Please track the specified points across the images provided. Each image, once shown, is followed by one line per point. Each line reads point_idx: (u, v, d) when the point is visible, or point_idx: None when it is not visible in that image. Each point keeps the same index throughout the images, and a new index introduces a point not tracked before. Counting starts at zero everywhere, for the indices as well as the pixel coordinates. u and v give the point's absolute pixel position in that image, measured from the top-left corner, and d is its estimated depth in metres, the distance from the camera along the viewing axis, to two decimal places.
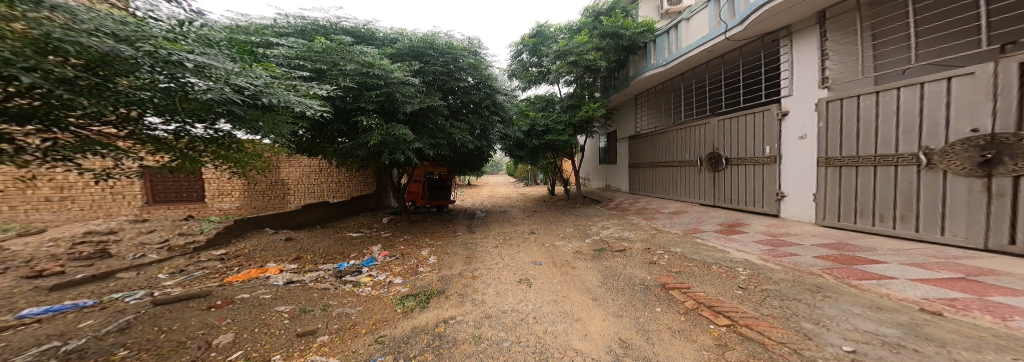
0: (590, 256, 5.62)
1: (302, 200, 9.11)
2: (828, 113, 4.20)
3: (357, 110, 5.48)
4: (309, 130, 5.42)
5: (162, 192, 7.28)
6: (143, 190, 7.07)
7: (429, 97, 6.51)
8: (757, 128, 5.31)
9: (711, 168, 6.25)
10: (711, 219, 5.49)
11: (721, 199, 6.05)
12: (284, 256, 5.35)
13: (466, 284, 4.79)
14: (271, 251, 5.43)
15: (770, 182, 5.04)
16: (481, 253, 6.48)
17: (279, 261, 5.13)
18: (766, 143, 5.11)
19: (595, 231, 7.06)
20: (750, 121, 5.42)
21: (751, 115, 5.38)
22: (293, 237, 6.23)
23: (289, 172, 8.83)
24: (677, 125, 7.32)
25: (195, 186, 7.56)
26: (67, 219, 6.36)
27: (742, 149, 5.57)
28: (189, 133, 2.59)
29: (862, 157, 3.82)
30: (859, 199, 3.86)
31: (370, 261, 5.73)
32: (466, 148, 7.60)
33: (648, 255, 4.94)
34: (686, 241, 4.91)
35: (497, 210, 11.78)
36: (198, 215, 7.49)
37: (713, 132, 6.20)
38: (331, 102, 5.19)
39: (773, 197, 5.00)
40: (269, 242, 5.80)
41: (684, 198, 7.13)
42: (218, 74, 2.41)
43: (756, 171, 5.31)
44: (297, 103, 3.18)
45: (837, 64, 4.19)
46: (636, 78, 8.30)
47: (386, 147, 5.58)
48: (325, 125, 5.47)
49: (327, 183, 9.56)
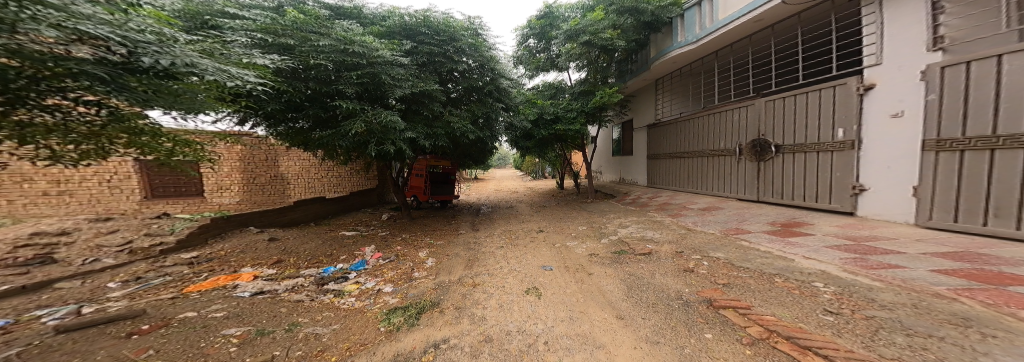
0: (609, 261, 4.85)
1: (301, 194, 8.71)
2: (944, 81, 3.24)
3: (341, 94, 4.86)
4: (284, 114, 4.73)
5: (161, 186, 6.79)
6: (141, 184, 6.58)
7: (424, 81, 5.86)
8: (821, 108, 4.42)
9: (755, 157, 5.37)
10: (755, 217, 4.61)
11: (766, 194, 5.20)
12: (263, 259, 4.77)
13: (465, 295, 4.11)
14: (250, 254, 4.85)
15: (844, 173, 4.14)
16: (484, 255, 5.81)
17: (256, 265, 4.55)
18: (838, 125, 4.21)
19: (611, 230, 6.27)
20: (812, 100, 4.52)
21: (816, 91, 4.47)
22: (278, 237, 5.63)
23: (286, 164, 8.36)
24: (709, 110, 6.44)
25: (195, 180, 7.13)
26: (71, 213, 5.96)
27: (800, 133, 4.68)
28: (50, 106, 1.94)
29: (1003, 137, 2.89)
30: (996, 193, 2.93)
31: (360, 265, 5.13)
32: (467, 140, 6.92)
33: (680, 261, 4.13)
34: (728, 244, 4.06)
35: (504, 205, 11.08)
36: (193, 211, 7.08)
37: (759, 115, 5.30)
38: (304, 83, 4.53)
39: (845, 191, 4.13)
40: (251, 242, 5.23)
41: (717, 192, 6.29)
42: (46, 15, 1.70)
43: (820, 159, 4.42)
44: (213, 70, 2.48)
45: (959, 19, 3.24)
46: (657, 59, 7.40)
47: (371, 134, 4.94)
48: (302, 107, 4.81)
49: (326, 178, 9.14)
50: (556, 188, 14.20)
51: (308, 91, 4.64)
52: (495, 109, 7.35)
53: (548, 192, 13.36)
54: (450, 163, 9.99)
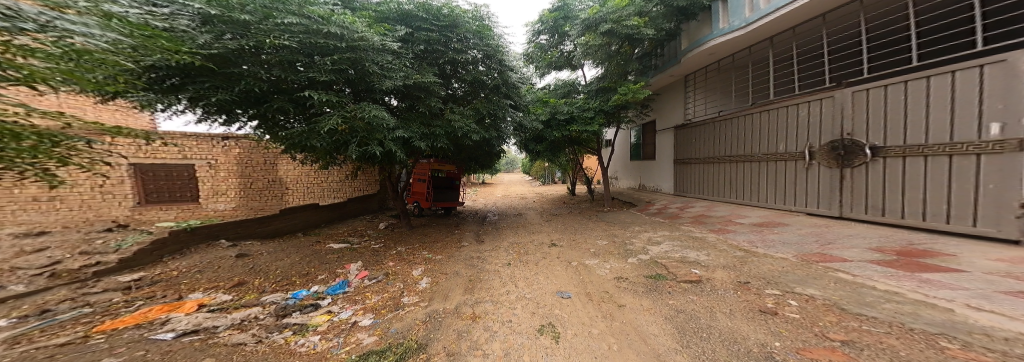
0: (644, 289, 3.80)
1: (300, 200, 7.94)
2: None
3: (322, 86, 4.06)
4: (245, 106, 3.83)
5: (156, 191, 6.30)
6: (135, 189, 6.10)
7: (420, 71, 5.09)
8: (956, 97, 3.24)
9: (837, 162, 4.23)
10: (847, 240, 3.55)
11: (861, 207, 4.02)
12: (221, 282, 3.95)
13: (462, 333, 3.14)
14: (207, 275, 4.06)
15: (1002, 185, 2.94)
16: (488, 275, 4.85)
17: (209, 289, 3.72)
18: (990, 118, 3.02)
19: (640, 248, 5.09)
20: (940, 86, 3.34)
21: (950, 74, 3.27)
22: (248, 252, 4.85)
23: (286, 169, 7.60)
24: (762, 106, 5.36)
25: (189, 184, 6.57)
26: (61, 221, 5.47)
27: (918, 131, 3.51)
28: None
29: None
30: None
31: (340, 288, 4.26)
32: (469, 141, 6.07)
33: (752, 296, 3.05)
34: (822, 277, 3.02)
35: (512, 213, 10.11)
36: (188, 217, 6.56)
37: (847, 109, 4.15)
38: (269, 70, 3.69)
39: (1005, 210, 2.92)
40: (213, 259, 4.47)
41: (773, 204, 5.18)
42: None
43: (954, 165, 3.24)
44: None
45: None
46: (691, 51, 6.40)
47: (351, 133, 4.13)
48: (267, 100, 3.93)
49: (328, 183, 8.39)
50: (568, 194, 13.13)
51: (275, 80, 3.80)
52: (502, 107, 6.48)
53: (559, 199, 12.30)
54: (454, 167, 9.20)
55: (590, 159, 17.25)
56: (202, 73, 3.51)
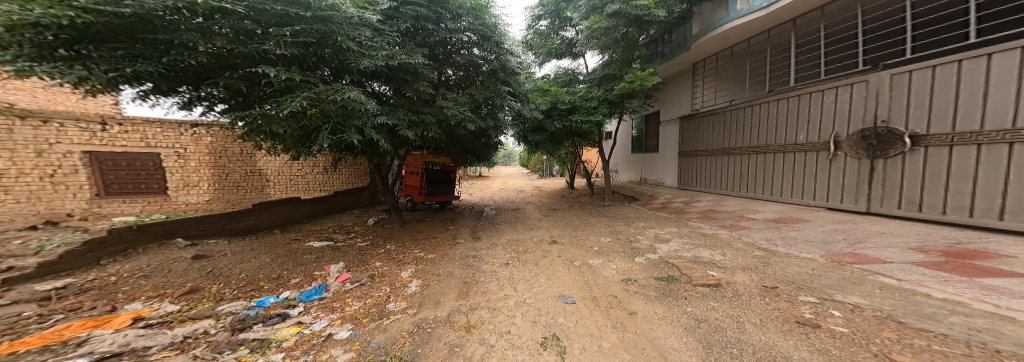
0: (657, 293, 3.42)
1: (282, 193, 7.30)
2: None
3: (276, 60, 3.51)
4: (180, 80, 3.30)
5: (118, 181, 5.60)
6: (92, 179, 5.40)
7: (406, 51, 4.56)
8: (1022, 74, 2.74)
9: (868, 152, 3.81)
10: (881, 238, 3.23)
11: (889, 202, 3.65)
12: (169, 288, 3.42)
13: (454, 347, 2.69)
14: (153, 280, 3.54)
15: None
16: (484, 276, 4.42)
17: (152, 298, 3.19)
18: None
19: (648, 246, 4.70)
20: (1005, 64, 2.83)
21: (1019, 49, 2.76)
22: (206, 254, 4.32)
23: (266, 159, 6.97)
24: (778, 93, 5.03)
25: (156, 175, 5.88)
26: (5, 215, 4.80)
27: (972, 117, 3.04)
28: None
29: None
30: None
31: (316, 292, 3.75)
32: (464, 130, 5.57)
33: (784, 304, 2.68)
34: (863, 282, 2.68)
35: (510, 207, 9.65)
36: (160, 211, 5.90)
37: (884, 94, 3.68)
38: (208, 39, 3.08)
39: None
40: (165, 261, 3.97)
41: (789, 198, 4.81)
42: None
43: (1015, 155, 2.79)
44: None
45: None
46: (703, 36, 5.98)
47: (324, 118, 3.57)
48: (208, 76, 3.41)
49: (312, 175, 7.83)
50: (567, 188, 12.73)
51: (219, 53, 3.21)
52: (501, 94, 5.98)
53: (558, 193, 11.91)
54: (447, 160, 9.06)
55: (591, 151, 16.90)
56: (116, 38, 2.92)
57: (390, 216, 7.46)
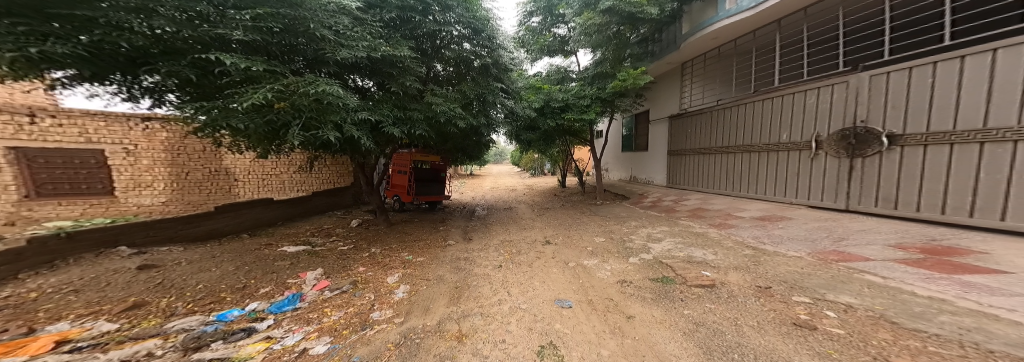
0: (653, 295, 3.38)
1: (253, 194, 6.65)
2: None
3: (232, 47, 3.13)
4: (110, 66, 2.80)
5: (51, 180, 4.73)
6: (15, 177, 4.51)
7: (392, 43, 4.23)
8: (993, 78, 2.91)
9: (846, 152, 4.02)
10: (862, 235, 3.34)
11: (867, 200, 3.84)
12: (107, 304, 2.97)
13: (445, 360, 2.49)
14: (86, 295, 3.07)
15: None
16: (477, 280, 4.24)
17: (83, 316, 2.75)
18: None
19: (640, 246, 4.78)
20: (978, 67, 3.02)
21: (990, 52, 2.93)
22: (155, 263, 3.83)
23: (235, 158, 6.35)
24: (766, 94, 5.22)
25: (99, 175, 5.03)
26: None
27: (945, 118, 3.22)
28: None
29: None
30: None
31: (289, 302, 3.41)
32: (454, 128, 5.35)
33: (778, 305, 2.68)
34: (850, 280, 2.72)
35: (501, 207, 9.50)
36: (105, 215, 5.08)
37: (862, 95, 3.90)
38: (148, 19, 2.66)
39: None
40: (102, 273, 3.49)
41: (773, 196, 5.06)
42: None
43: (985, 154, 2.97)
44: None
45: None
46: (694, 35, 6.16)
47: (293, 114, 3.19)
48: (147, 61, 2.92)
49: (286, 174, 7.33)
50: (559, 186, 12.81)
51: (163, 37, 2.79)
52: (494, 91, 5.81)
53: (550, 191, 11.90)
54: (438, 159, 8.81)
55: (582, 149, 17.08)
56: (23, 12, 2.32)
57: (377, 217, 7.13)
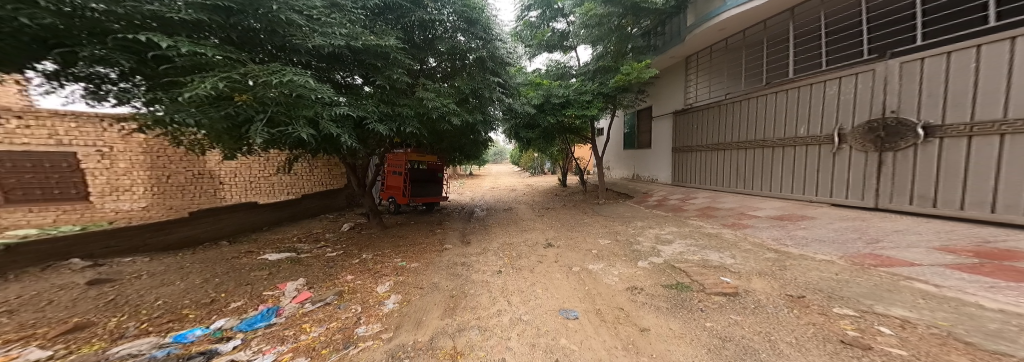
0: (669, 305, 3.03)
1: (240, 197, 6.26)
2: None
3: (175, 26, 2.69)
4: (12, 46, 2.25)
5: (18, 186, 4.31)
6: None
7: (380, 34, 3.92)
8: None
9: (875, 145, 3.79)
10: (899, 237, 3.03)
11: (902, 196, 3.58)
12: (43, 327, 2.56)
13: None
14: (22, 316, 2.67)
15: None
16: (475, 287, 3.89)
17: (10, 342, 2.34)
18: None
19: (650, 248, 4.46)
20: None
21: None
22: (108, 279, 3.41)
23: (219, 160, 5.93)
24: (780, 86, 4.98)
25: (71, 178, 4.61)
26: None
27: (994, 106, 2.94)
28: None
29: None
30: None
31: (265, 317, 3.01)
32: (448, 126, 5.01)
33: (818, 318, 2.35)
34: (898, 290, 2.39)
35: (502, 207, 9.15)
36: (84, 222, 4.70)
37: (892, 83, 3.65)
38: None
39: None
40: (45, 291, 3.09)
41: (790, 193, 4.84)
42: None
43: None
44: None
45: None
46: (698, 27, 5.90)
47: (258, 107, 2.77)
48: (64, 43, 2.41)
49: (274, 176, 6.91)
50: (560, 185, 12.51)
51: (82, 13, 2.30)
52: (491, 85, 5.50)
53: (551, 191, 11.58)
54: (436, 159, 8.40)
55: (583, 147, 16.79)
56: None
57: (370, 220, 6.78)
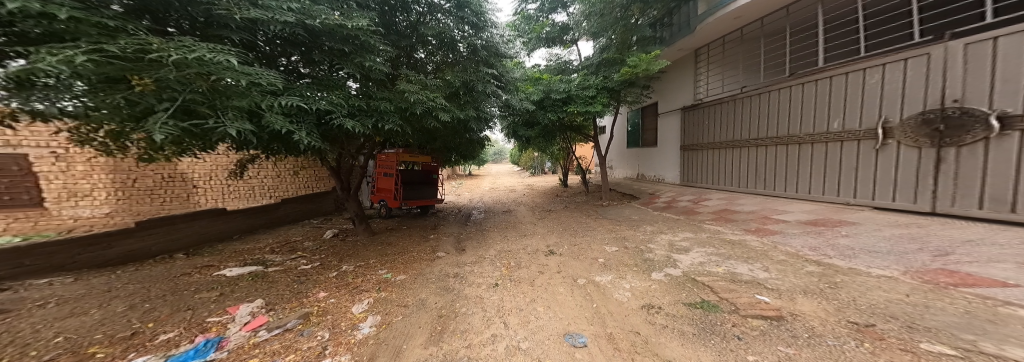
0: (695, 330, 2.43)
1: (215, 201, 5.65)
2: None
3: None
4: None
5: None
6: None
7: (348, 14, 3.36)
8: None
9: (932, 140, 3.38)
10: (976, 251, 2.51)
11: (974, 198, 3.11)
12: None
13: None
14: None
15: None
16: (466, 305, 3.30)
17: None
18: None
19: (663, 258, 3.92)
20: None
21: None
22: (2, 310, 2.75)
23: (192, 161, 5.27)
24: (811, 77, 4.55)
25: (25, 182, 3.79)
26: None
27: None
28: None
29: None
30: None
31: (202, 352, 2.39)
32: (435, 123, 4.40)
33: (902, 356, 1.75)
34: (1003, 321, 1.84)
35: (500, 209, 8.57)
36: (28, 232, 3.82)
37: (953, 69, 3.21)
38: None
39: None
40: None
41: (829, 196, 4.32)
42: None
43: None
44: None
45: None
46: (711, 15, 5.44)
47: (162, 95, 2.10)
48: None
49: (254, 180, 6.31)
50: (561, 186, 11.96)
51: None
52: (484, 78, 4.89)
53: (551, 191, 11.03)
54: (431, 159, 7.82)
55: (584, 146, 16.32)
56: None
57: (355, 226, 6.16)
